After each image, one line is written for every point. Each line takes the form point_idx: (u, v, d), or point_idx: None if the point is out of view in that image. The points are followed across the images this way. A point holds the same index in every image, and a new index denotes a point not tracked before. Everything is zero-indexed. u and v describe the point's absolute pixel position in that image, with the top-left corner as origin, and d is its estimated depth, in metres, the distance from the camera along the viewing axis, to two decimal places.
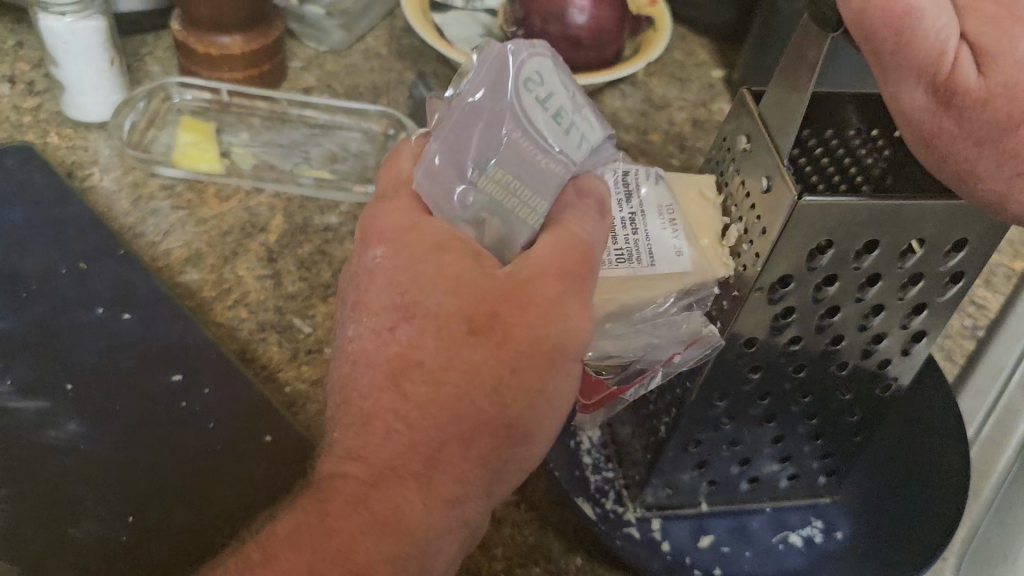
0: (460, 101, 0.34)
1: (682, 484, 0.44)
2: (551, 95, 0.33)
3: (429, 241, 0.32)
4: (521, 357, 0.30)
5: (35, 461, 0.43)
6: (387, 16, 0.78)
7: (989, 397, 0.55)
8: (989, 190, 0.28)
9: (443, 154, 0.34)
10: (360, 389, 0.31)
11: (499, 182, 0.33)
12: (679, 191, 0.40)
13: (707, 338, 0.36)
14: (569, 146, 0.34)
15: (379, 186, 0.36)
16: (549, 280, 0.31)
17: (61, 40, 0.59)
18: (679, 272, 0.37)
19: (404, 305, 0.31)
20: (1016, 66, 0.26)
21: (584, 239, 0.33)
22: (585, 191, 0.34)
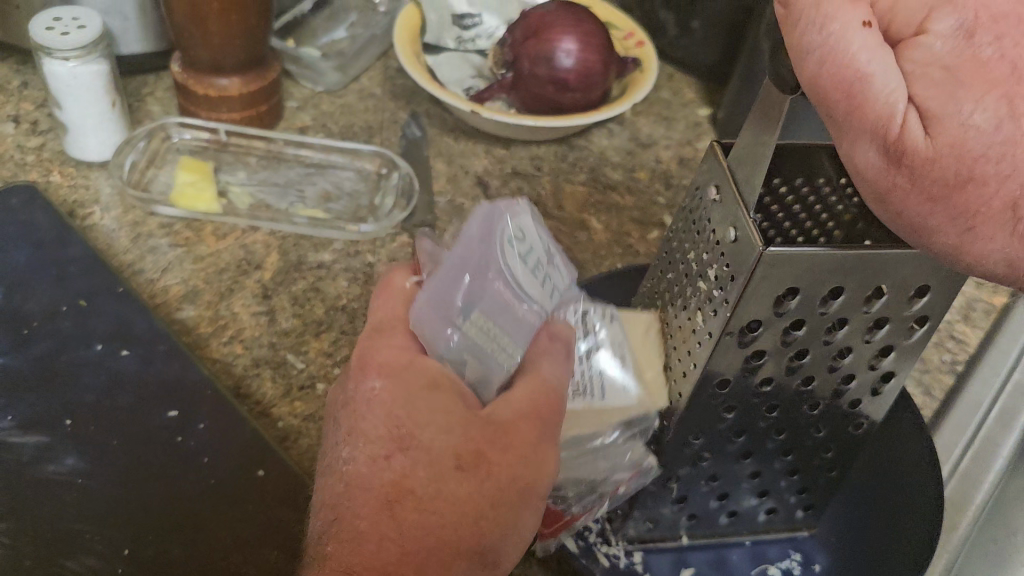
0: (452, 255, 0.35)
1: (662, 517, 0.45)
2: (533, 252, 0.36)
3: (421, 379, 0.35)
4: (499, 494, 0.34)
5: (34, 495, 0.44)
6: (382, 57, 0.80)
7: (967, 430, 0.56)
8: (941, 243, 0.30)
9: (432, 303, 0.36)
10: (354, 509, 0.34)
11: (482, 328, 0.35)
12: (629, 329, 0.44)
13: (647, 465, 0.41)
14: (546, 297, 0.36)
15: (373, 319, 0.39)
16: (529, 422, 0.35)
17: (64, 82, 0.61)
18: (626, 407, 0.41)
19: (399, 436, 0.34)
20: (962, 128, 0.27)
21: (553, 383, 0.36)
22: (559, 334, 0.38)
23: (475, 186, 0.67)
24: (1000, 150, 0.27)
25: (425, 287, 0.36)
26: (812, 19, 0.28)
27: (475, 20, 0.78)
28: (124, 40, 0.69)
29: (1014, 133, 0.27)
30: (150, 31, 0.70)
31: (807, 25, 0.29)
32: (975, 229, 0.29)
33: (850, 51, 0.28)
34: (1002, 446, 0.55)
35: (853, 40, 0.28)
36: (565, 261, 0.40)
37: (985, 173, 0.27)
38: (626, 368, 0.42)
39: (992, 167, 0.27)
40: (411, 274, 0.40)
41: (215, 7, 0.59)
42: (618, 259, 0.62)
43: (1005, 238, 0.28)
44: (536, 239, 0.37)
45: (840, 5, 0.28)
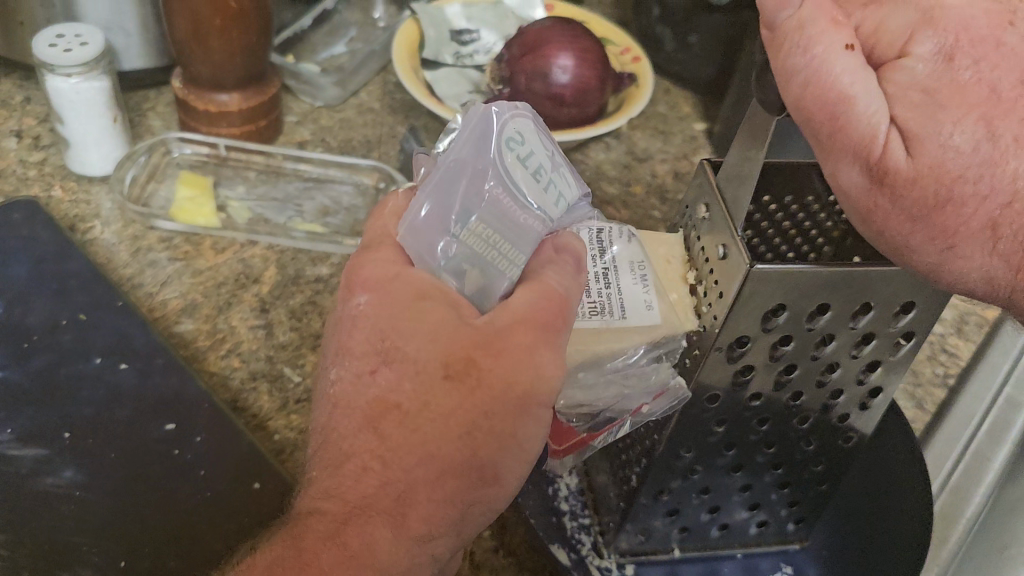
0: (446, 156, 0.35)
1: (654, 530, 0.45)
2: (532, 154, 0.35)
3: (411, 290, 0.34)
4: (494, 403, 0.32)
5: (32, 508, 0.45)
6: (381, 72, 0.81)
7: (958, 445, 0.57)
8: (923, 261, 0.32)
9: (424, 210, 0.35)
10: (339, 431, 0.33)
11: (481, 236, 0.34)
12: (649, 248, 0.42)
13: (674, 387, 0.38)
14: (548, 203, 0.35)
15: (366, 235, 0.38)
16: (526, 327, 0.33)
17: (68, 100, 0.62)
18: (650, 326, 0.39)
19: (384, 351, 0.33)
20: (942, 149, 0.30)
21: (560, 294, 0.34)
22: (566, 247, 0.36)
23: None
24: (978, 171, 0.30)
25: (417, 194, 0.35)
26: (798, 42, 0.30)
27: (473, 36, 0.79)
28: (125, 56, 0.70)
29: (991, 154, 0.29)
30: (152, 47, 0.71)
31: (793, 46, 0.30)
32: (955, 247, 0.31)
33: (834, 72, 0.30)
34: (993, 460, 0.55)
35: (836, 62, 0.30)
36: (573, 170, 0.37)
37: (963, 194, 0.30)
38: (648, 287, 0.40)
39: (970, 187, 0.30)
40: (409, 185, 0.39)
41: (217, 23, 0.60)
42: None
43: (983, 255, 0.31)
44: (536, 143, 0.35)
45: (823, 29, 0.30)
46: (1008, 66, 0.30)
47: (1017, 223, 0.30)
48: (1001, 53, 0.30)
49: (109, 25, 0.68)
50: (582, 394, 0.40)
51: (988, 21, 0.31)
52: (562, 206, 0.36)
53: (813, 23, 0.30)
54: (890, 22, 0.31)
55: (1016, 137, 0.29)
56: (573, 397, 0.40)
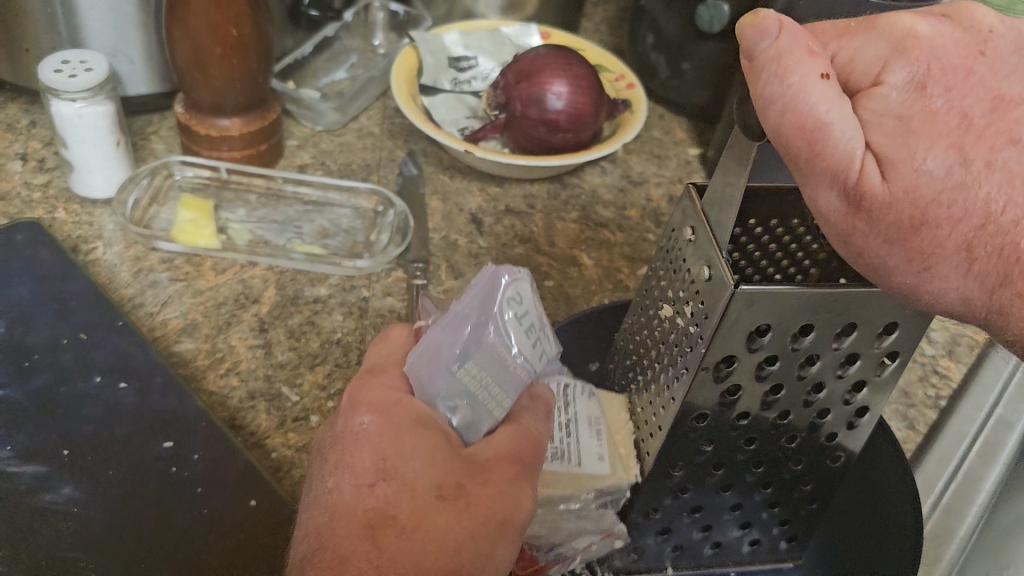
0: (452, 307, 0.38)
1: (646, 548, 0.46)
2: (527, 313, 0.38)
3: (411, 416, 0.37)
4: (479, 527, 0.34)
5: (30, 524, 0.45)
6: (380, 98, 0.82)
7: (950, 465, 0.57)
8: (902, 282, 0.34)
9: (429, 350, 0.38)
10: (337, 535, 0.33)
11: (473, 378, 0.37)
12: (606, 408, 0.48)
13: (619, 530, 0.44)
14: (536, 357, 0.38)
15: (366, 363, 0.41)
16: (506, 465, 0.37)
17: (70, 122, 0.63)
18: (597, 475, 0.44)
19: (384, 468, 0.35)
20: (916, 173, 0.31)
21: (534, 440, 0.38)
22: (541, 397, 0.40)
23: (469, 223, 0.68)
24: (951, 196, 0.31)
25: (424, 336, 0.38)
26: (775, 71, 0.31)
27: (471, 63, 0.81)
28: (130, 81, 0.72)
29: (963, 179, 0.31)
30: (156, 72, 0.72)
31: (770, 75, 0.31)
32: (932, 268, 0.33)
33: (811, 100, 0.31)
34: (986, 479, 0.56)
35: (813, 91, 0.31)
36: (552, 335, 0.41)
37: (938, 218, 0.32)
38: (602, 441, 0.45)
39: (945, 211, 0.32)
40: (409, 326, 0.43)
41: (217, 50, 0.62)
42: (608, 294, 0.64)
43: (959, 276, 0.33)
44: (532, 305, 0.39)
45: (800, 59, 0.31)
46: (975, 94, 0.33)
47: (990, 244, 0.32)
48: (968, 82, 0.33)
49: (113, 50, 0.69)
50: (539, 528, 0.44)
51: (958, 51, 0.34)
52: (544, 361, 0.39)
53: (789, 53, 0.31)
54: (863, 52, 0.34)
55: (987, 161, 0.31)
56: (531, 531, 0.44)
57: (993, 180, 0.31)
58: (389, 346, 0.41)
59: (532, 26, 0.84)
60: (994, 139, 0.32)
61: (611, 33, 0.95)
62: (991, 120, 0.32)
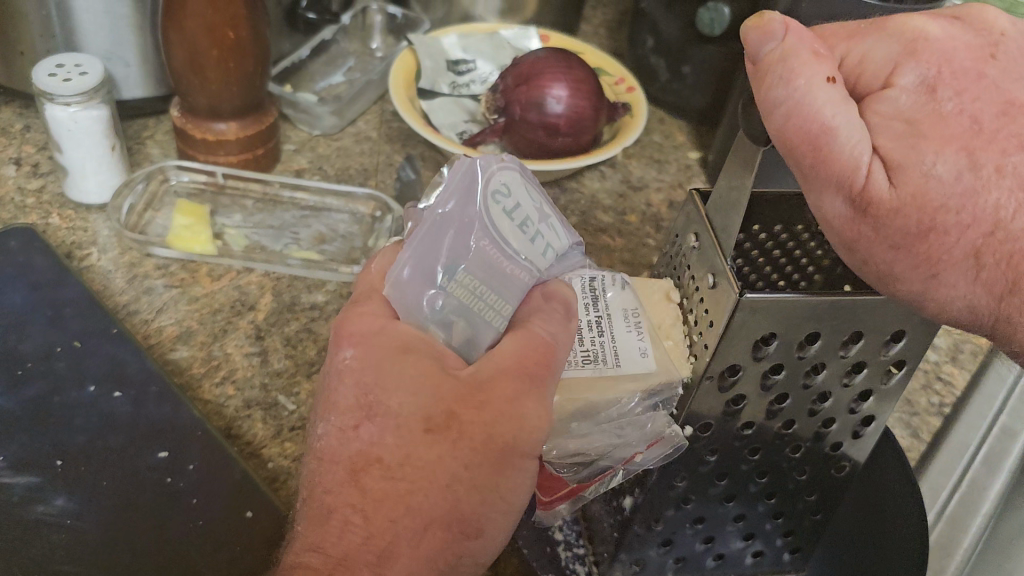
0: (433, 212, 0.37)
1: (648, 561, 0.46)
2: (518, 207, 0.38)
3: (395, 343, 0.35)
4: (473, 454, 0.33)
5: (22, 536, 0.44)
6: (378, 101, 0.82)
7: (953, 475, 0.56)
8: (907, 291, 0.34)
9: (413, 262, 0.36)
10: (325, 485, 0.34)
11: (469, 288, 0.36)
12: (644, 297, 0.44)
13: (671, 437, 0.39)
14: (536, 254, 0.38)
15: (354, 291, 0.39)
16: (509, 378, 0.34)
17: (64, 126, 0.63)
18: (643, 372, 0.40)
19: (367, 405, 0.34)
20: (925, 177, 0.31)
21: (547, 339, 0.36)
22: (555, 295, 0.38)
23: None
24: (959, 202, 0.31)
25: (404, 248, 0.37)
26: (780, 74, 0.31)
27: (469, 66, 0.80)
28: (125, 85, 0.71)
29: (972, 185, 0.31)
30: (151, 76, 0.72)
31: (775, 79, 0.31)
32: (939, 275, 0.33)
33: (816, 105, 0.30)
34: (989, 490, 0.55)
35: (819, 95, 0.30)
36: (557, 219, 0.40)
37: (947, 223, 0.31)
38: (643, 337, 0.42)
39: (953, 217, 0.31)
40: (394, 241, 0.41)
41: (214, 54, 0.61)
42: None
43: (967, 284, 0.32)
44: (522, 199, 0.38)
45: (804, 62, 0.31)
46: (986, 97, 0.32)
47: (999, 251, 0.31)
48: (980, 84, 0.33)
49: (108, 54, 0.68)
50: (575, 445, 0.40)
51: (969, 54, 0.33)
52: (545, 254, 0.38)
53: (795, 56, 0.31)
54: (873, 53, 0.33)
55: (997, 166, 0.31)
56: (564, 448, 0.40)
57: (1004, 185, 0.31)
58: (383, 263, 0.39)
59: (531, 28, 0.83)
60: (1005, 143, 0.31)
61: (610, 36, 0.94)
62: (1002, 124, 0.31)
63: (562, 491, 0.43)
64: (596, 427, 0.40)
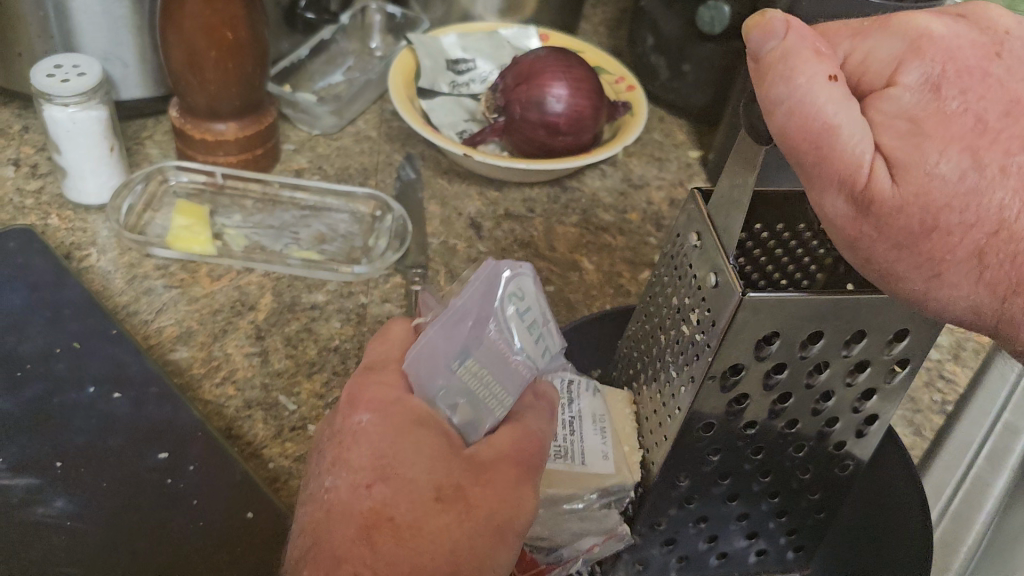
0: (453, 304, 0.37)
1: (651, 559, 0.46)
2: (531, 310, 0.37)
3: (411, 417, 0.36)
4: (479, 531, 0.34)
5: (21, 538, 0.44)
6: (377, 101, 0.82)
7: (956, 474, 0.56)
8: (909, 289, 0.34)
9: (427, 349, 0.37)
10: (333, 537, 0.33)
11: (476, 376, 0.36)
12: (611, 404, 0.47)
13: (621, 532, 0.43)
14: (540, 354, 0.37)
15: (364, 360, 0.40)
16: (510, 464, 0.36)
17: (63, 127, 0.63)
18: (602, 473, 0.43)
19: (381, 468, 0.35)
20: (928, 176, 0.31)
21: (537, 435, 0.37)
22: (543, 395, 0.40)
23: (468, 227, 0.68)
24: (962, 201, 0.31)
25: (423, 334, 0.38)
26: (782, 72, 0.31)
27: (469, 65, 0.80)
28: (124, 85, 0.71)
29: (977, 184, 0.30)
30: (150, 76, 0.72)
31: (777, 77, 0.31)
32: (941, 274, 0.33)
33: (818, 104, 0.30)
34: (993, 487, 0.55)
35: (820, 93, 0.30)
36: (559, 328, 0.40)
37: (949, 223, 0.31)
38: (606, 438, 0.44)
39: (957, 216, 0.31)
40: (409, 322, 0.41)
41: (213, 54, 0.61)
42: (609, 298, 0.63)
43: (970, 284, 0.32)
44: (537, 303, 0.38)
45: (806, 59, 0.30)
46: (991, 96, 0.32)
47: (1003, 251, 0.31)
48: (985, 83, 0.32)
49: (107, 55, 0.68)
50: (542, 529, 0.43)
51: (974, 52, 0.33)
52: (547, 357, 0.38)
53: (798, 54, 0.31)
54: (877, 52, 0.33)
55: (1001, 166, 0.30)
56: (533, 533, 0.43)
57: (1008, 185, 0.30)
58: (399, 340, 0.40)
59: (530, 28, 0.83)
60: (1009, 143, 0.31)
61: (609, 35, 0.94)
62: (1006, 124, 0.31)
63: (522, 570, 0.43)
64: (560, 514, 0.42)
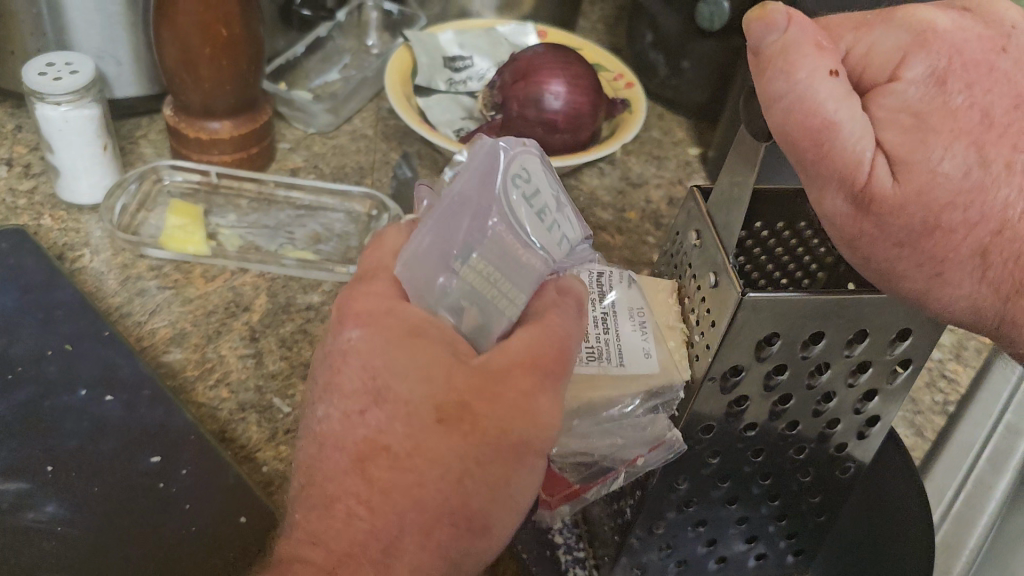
0: (449, 194, 0.35)
1: (649, 565, 0.45)
2: (535, 194, 0.35)
3: (406, 326, 0.34)
4: (484, 448, 0.33)
5: (11, 544, 0.43)
6: (374, 99, 0.81)
7: (958, 476, 0.56)
8: (910, 290, 0.33)
9: (425, 247, 0.35)
10: (326, 471, 0.33)
11: (482, 274, 0.35)
12: (650, 292, 0.43)
13: (670, 439, 0.39)
14: (551, 245, 0.36)
15: (361, 269, 0.39)
16: (524, 370, 0.34)
17: (55, 126, 0.62)
18: (644, 373, 0.39)
19: (375, 390, 0.33)
20: (932, 173, 0.30)
21: (561, 335, 0.35)
22: (569, 292, 0.38)
23: None
24: (967, 198, 0.30)
25: (418, 230, 0.36)
26: (781, 68, 0.30)
27: (466, 63, 0.79)
28: (118, 83, 0.70)
29: (981, 180, 0.30)
30: (144, 74, 0.71)
31: (776, 73, 0.30)
32: (942, 275, 0.32)
33: (818, 100, 0.30)
34: (995, 489, 0.54)
35: (821, 89, 0.30)
36: (574, 211, 0.38)
37: (953, 221, 0.31)
38: (647, 336, 0.41)
39: (961, 213, 0.30)
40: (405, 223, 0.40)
41: (206, 52, 0.60)
42: None
43: (972, 283, 0.32)
44: (542, 183, 0.36)
45: (807, 54, 0.30)
46: (998, 90, 0.31)
47: (1007, 249, 0.31)
48: (992, 77, 0.31)
49: (100, 53, 0.68)
50: (577, 443, 0.41)
51: (982, 45, 0.32)
52: (563, 247, 0.37)
53: (798, 49, 0.30)
54: (880, 43, 0.32)
55: (1007, 162, 0.30)
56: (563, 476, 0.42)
57: (1012, 182, 0.30)
58: (395, 240, 0.39)
59: (528, 25, 0.82)
60: (1017, 138, 0.30)
61: (608, 31, 0.93)
62: (1014, 117, 0.31)
63: (562, 493, 0.42)
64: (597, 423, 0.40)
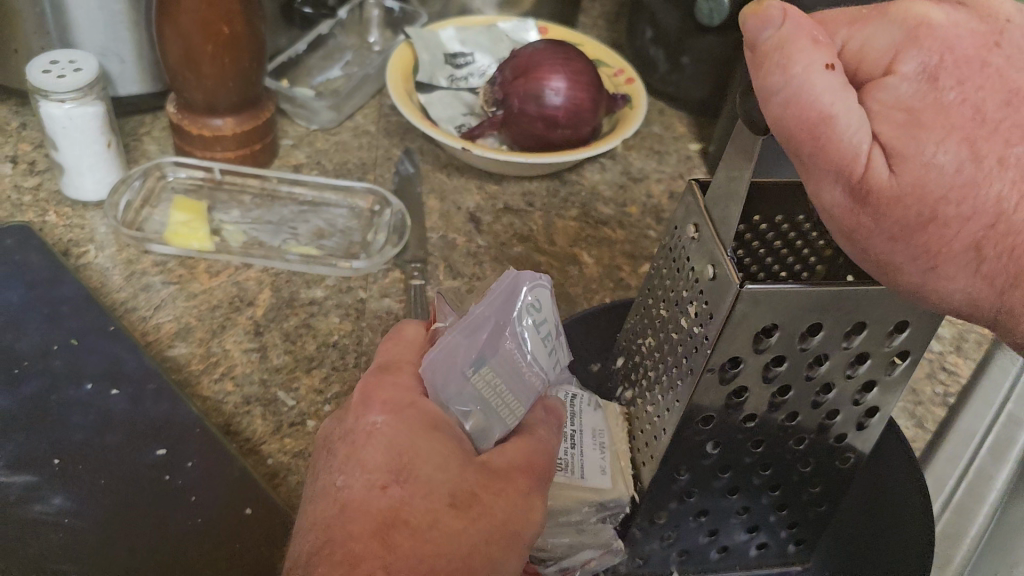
0: (472, 311, 0.38)
1: (651, 554, 0.46)
2: (544, 321, 0.38)
3: (424, 419, 0.37)
4: (491, 535, 0.34)
5: (20, 536, 0.44)
6: (376, 96, 0.81)
7: (960, 462, 0.56)
8: (906, 281, 0.34)
9: (444, 353, 0.38)
10: (345, 532, 0.33)
11: (489, 383, 0.37)
12: (610, 420, 0.47)
13: (616, 546, 0.42)
14: (548, 364, 0.38)
15: (379, 360, 0.41)
16: (522, 473, 0.37)
17: (60, 124, 0.62)
18: (598, 489, 0.43)
19: (400, 467, 0.35)
20: (926, 166, 0.30)
21: (544, 451, 0.38)
22: (553, 411, 0.40)
23: (467, 221, 0.67)
24: (960, 192, 0.30)
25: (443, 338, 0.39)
26: (777, 61, 0.30)
27: (468, 59, 0.80)
28: (122, 81, 0.71)
29: (973, 176, 0.30)
30: (147, 72, 0.71)
31: (773, 65, 0.30)
32: (938, 267, 0.32)
33: (815, 93, 0.30)
34: (996, 479, 0.55)
35: (817, 82, 0.30)
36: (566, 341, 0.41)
37: (947, 215, 0.31)
38: (605, 453, 0.44)
39: (954, 208, 0.31)
40: (423, 328, 0.42)
41: (209, 49, 0.61)
42: (610, 292, 0.62)
43: (966, 276, 0.32)
44: (550, 313, 0.39)
45: (804, 48, 0.30)
46: (990, 88, 0.31)
47: (1001, 243, 0.31)
48: (984, 73, 0.31)
49: (104, 50, 0.68)
50: (542, 541, 0.43)
51: (973, 42, 0.32)
52: (557, 368, 0.40)
53: (794, 42, 0.30)
54: (873, 42, 0.33)
55: (999, 159, 0.30)
56: (534, 543, 0.43)
57: (1006, 177, 0.30)
58: (410, 344, 0.41)
59: (529, 21, 0.82)
60: (1008, 134, 0.30)
61: (609, 28, 0.94)
62: (1005, 114, 0.31)
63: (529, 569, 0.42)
64: (557, 527, 0.43)
